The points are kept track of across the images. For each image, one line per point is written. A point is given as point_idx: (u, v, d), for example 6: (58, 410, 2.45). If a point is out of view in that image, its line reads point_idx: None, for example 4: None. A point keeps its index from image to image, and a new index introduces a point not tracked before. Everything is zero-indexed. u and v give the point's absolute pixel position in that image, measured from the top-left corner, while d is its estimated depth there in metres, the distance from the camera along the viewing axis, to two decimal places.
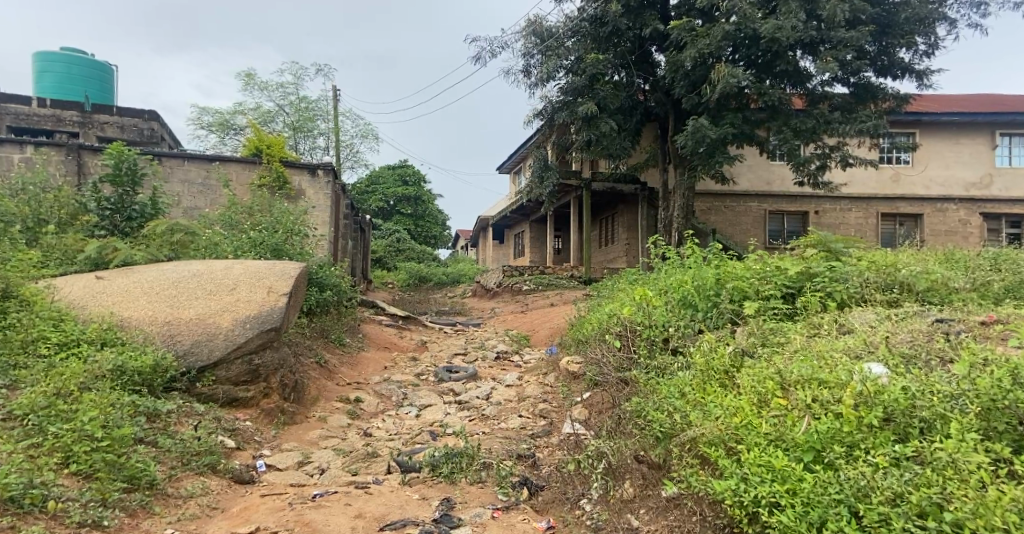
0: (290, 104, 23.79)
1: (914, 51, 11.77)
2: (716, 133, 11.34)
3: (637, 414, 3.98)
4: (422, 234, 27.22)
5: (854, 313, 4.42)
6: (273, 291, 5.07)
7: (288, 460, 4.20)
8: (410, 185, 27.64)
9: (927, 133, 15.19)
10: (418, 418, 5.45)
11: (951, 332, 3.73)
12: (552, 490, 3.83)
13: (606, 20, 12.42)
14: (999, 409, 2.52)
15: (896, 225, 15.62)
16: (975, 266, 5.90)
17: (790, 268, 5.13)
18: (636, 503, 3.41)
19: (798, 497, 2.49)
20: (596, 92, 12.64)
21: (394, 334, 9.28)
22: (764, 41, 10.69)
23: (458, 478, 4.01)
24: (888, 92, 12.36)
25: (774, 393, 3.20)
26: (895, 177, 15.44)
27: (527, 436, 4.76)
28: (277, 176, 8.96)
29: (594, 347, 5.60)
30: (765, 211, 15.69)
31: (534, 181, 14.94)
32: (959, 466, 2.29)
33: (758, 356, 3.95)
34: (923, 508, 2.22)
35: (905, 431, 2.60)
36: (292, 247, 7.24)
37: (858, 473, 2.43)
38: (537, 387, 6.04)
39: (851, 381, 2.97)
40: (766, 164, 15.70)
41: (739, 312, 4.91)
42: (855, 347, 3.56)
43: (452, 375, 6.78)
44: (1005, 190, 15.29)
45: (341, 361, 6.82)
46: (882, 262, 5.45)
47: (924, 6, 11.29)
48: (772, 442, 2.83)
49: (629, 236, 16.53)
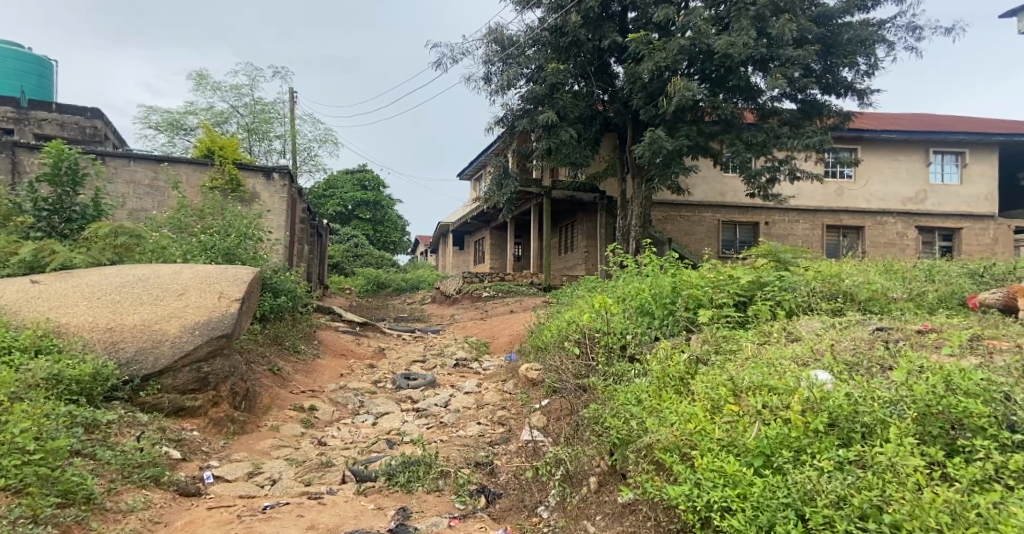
0: (244, 105, 23.16)
1: (856, 70, 12.25)
2: (671, 144, 11.60)
3: (595, 421, 4.04)
4: (380, 239, 26.92)
5: (802, 321, 4.58)
6: (223, 297, 4.91)
7: (237, 471, 4.08)
8: (370, 190, 27.26)
9: (868, 149, 15.86)
10: (374, 427, 5.36)
11: (891, 341, 3.87)
12: (510, 498, 3.82)
13: (565, 30, 12.60)
14: (932, 414, 2.62)
15: (840, 237, 16.23)
16: (912, 277, 6.19)
17: (742, 277, 5.29)
18: (593, 509, 3.44)
19: (748, 501, 2.55)
20: (556, 101, 12.76)
21: (350, 341, 9.09)
22: (718, 55, 10.99)
23: (415, 486, 3.96)
24: (832, 109, 12.85)
25: (726, 399, 3.29)
26: (840, 191, 16.03)
27: (485, 444, 4.76)
28: (229, 179, 8.73)
29: (553, 354, 5.61)
30: (719, 222, 16.12)
31: (493, 189, 14.95)
32: (897, 469, 2.38)
33: (711, 363, 4.04)
34: (865, 510, 2.28)
35: (848, 436, 2.70)
36: (244, 252, 7.05)
37: (805, 477, 2.50)
38: (496, 394, 6.05)
39: (799, 387, 3.08)
40: (719, 175, 16.13)
41: (694, 320, 5.05)
42: (803, 355, 3.68)
43: (411, 382, 6.71)
44: (939, 205, 16.00)
45: (295, 369, 6.67)
46: (826, 273, 5.70)
47: (865, 28, 11.81)
48: (725, 447, 2.90)
49: (588, 244, 16.72)
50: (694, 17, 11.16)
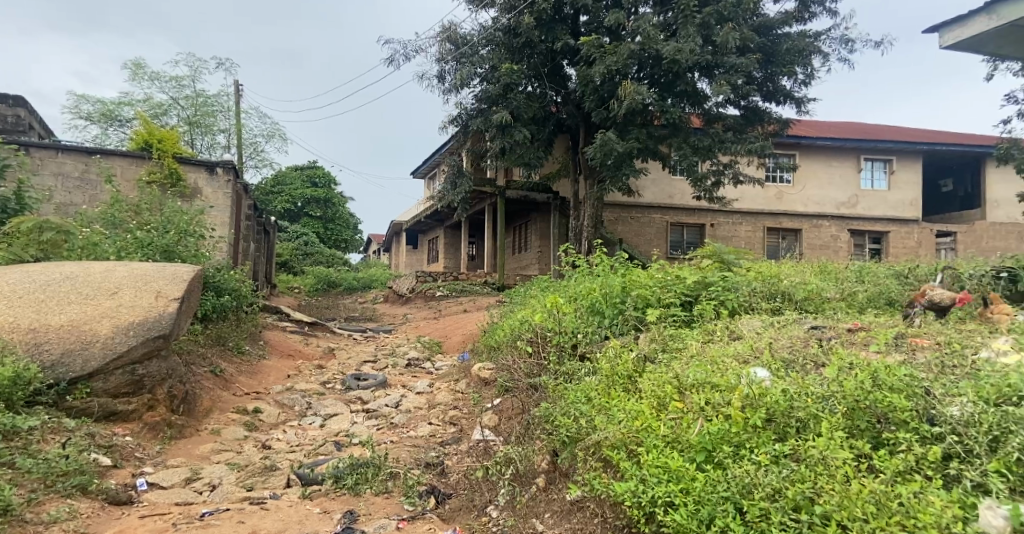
0: (185, 97, 22.31)
1: (794, 79, 12.73)
2: (622, 146, 11.78)
3: (545, 419, 4.06)
4: (331, 237, 26.39)
5: (743, 321, 4.70)
6: (161, 296, 4.70)
7: (174, 477, 3.92)
8: (320, 187, 26.71)
9: (806, 155, 16.53)
10: (322, 429, 5.24)
11: (823, 338, 4.02)
12: (460, 498, 3.80)
13: (519, 31, 12.64)
14: (861, 409, 2.74)
15: (779, 239, 16.82)
16: (846, 277, 6.46)
17: (688, 277, 5.41)
18: (542, 507, 3.46)
19: (691, 495, 2.61)
20: (510, 101, 12.77)
21: (298, 341, 8.87)
22: (666, 61, 11.23)
23: (363, 489, 3.89)
24: (773, 116, 13.31)
25: (672, 396, 3.36)
26: (780, 195, 16.63)
27: (436, 444, 4.72)
28: (168, 173, 8.41)
29: (506, 353, 5.61)
30: (667, 223, 16.47)
31: (447, 188, 14.85)
32: (828, 462, 2.47)
33: (658, 361, 4.13)
34: (798, 502, 2.36)
35: (784, 431, 2.80)
36: (185, 249, 6.77)
37: (743, 471, 2.57)
38: (448, 394, 6.00)
39: (739, 384, 3.18)
40: (668, 177, 16.49)
41: (642, 319, 5.14)
42: (743, 353, 3.79)
43: (361, 383, 6.58)
44: (869, 210, 16.75)
45: (239, 370, 6.47)
46: (767, 273, 5.91)
47: (802, 39, 12.29)
48: (669, 443, 2.96)
49: (542, 244, 16.81)
50: (643, 23, 11.38)
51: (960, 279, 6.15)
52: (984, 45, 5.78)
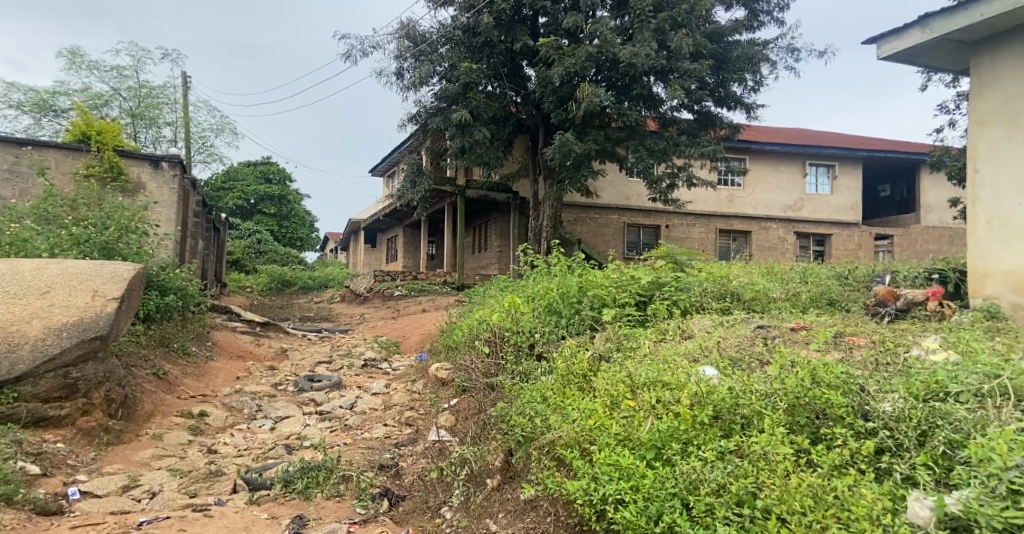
0: (127, 88, 21.45)
1: (744, 86, 13.08)
2: (580, 147, 11.88)
3: (501, 419, 4.05)
4: (286, 235, 25.79)
5: (694, 320, 4.78)
6: (98, 295, 4.49)
7: (110, 484, 3.75)
8: (274, 183, 26.10)
9: (755, 159, 17.01)
10: (272, 432, 5.10)
11: (768, 337, 4.13)
12: (414, 500, 3.75)
13: (478, 30, 12.60)
14: (802, 405, 2.81)
15: (731, 240, 17.25)
16: (793, 278, 6.67)
17: (642, 278, 5.47)
18: (495, 507, 3.43)
19: (640, 492, 2.62)
20: (469, 100, 12.71)
21: (249, 341, 8.62)
22: (623, 65, 11.38)
23: (314, 493, 3.80)
24: (724, 121, 13.65)
25: (624, 394, 3.39)
26: (731, 197, 17.05)
27: (391, 446, 4.64)
28: (108, 167, 8.07)
29: (464, 353, 5.58)
30: (624, 224, 16.70)
31: (406, 186, 14.68)
32: (769, 457, 2.52)
33: (613, 360, 4.16)
34: (741, 497, 2.41)
35: (730, 427, 2.86)
36: (126, 246, 6.49)
37: (690, 468, 2.60)
38: (405, 394, 5.92)
39: (688, 382, 3.23)
40: (625, 179, 16.72)
41: (598, 318, 5.17)
42: (693, 351, 3.86)
43: (314, 385, 6.43)
44: (814, 213, 17.34)
45: (184, 372, 6.24)
46: (718, 273, 6.05)
47: (752, 47, 12.63)
48: (621, 441, 2.98)
49: (501, 244, 16.80)
50: (600, 26, 11.51)
51: (897, 279, 6.43)
52: (918, 56, 6.06)
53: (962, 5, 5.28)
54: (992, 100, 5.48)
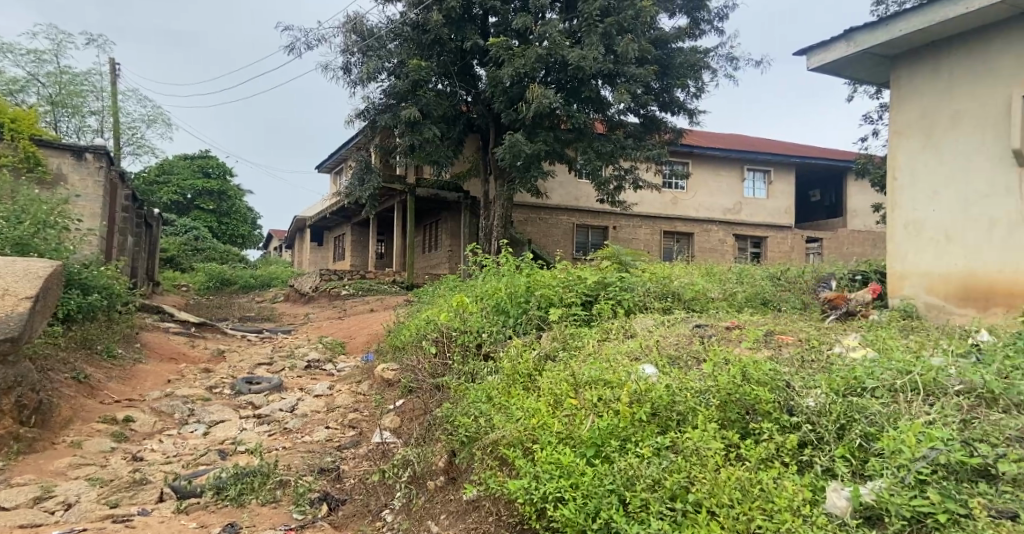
0: (47, 74, 20.25)
1: (687, 92, 13.40)
2: (530, 148, 11.91)
3: (447, 420, 3.98)
4: (226, 232, 24.90)
5: (637, 320, 4.84)
6: (10, 295, 4.19)
7: (19, 497, 3.50)
8: (212, 178, 25.17)
9: (697, 164, 17.47)
10: (205, 437, 4.88)
11: (705, 336, 4.22)
12: (354, 503, 3.64)
13: (427, 28, 12.46)
14: (733, 401, 2.87)
15: (674, 242, 17.65)
16: (732, 279, 6.87)
17: (589, 278, 5.51)
18: (437, 509, 3.37)
19: (579, 489, 2.60)
20: (419, 97, 12.55)
21: (183, 343, 8.24)
22: (571, 68, 11.47)
23: (248, 499, 3.64)
24: (668, 125, 13.95)
25: (567, 393, 3.39)
26: (675, 200, 17.45)
27: (333, 449, 4.51)
28: (24, 157, 7.58)
29: (411, 354, 5.48)
30: (573, 224, 16.86)
31: (354, 184, 14.38)
32: (701, 452, 2.57)
33: (558, 360, 4.17)
34: (674, 491, 2.44)
35: (666, 424, 2.89)
36: (44, 242, 6.10)
37: (627, 464, 2.61)
38: (349, 396, 5.78)
39: (627, 381, 3.26)
40: (574, 181, 16.88)
41: (545, 317, 5.17)
42: (634, 350, 3.90)
43: (253, 387, 6.20)
44: (751, 216, 17.95)
45: (108, 376, 5.91)
46: (661, 274, 6.16)
47: (694, 54, 12.97)
48: (562, 440, 2.97)
49: (452, 243, 16.67)
50: (550, 28, 11.57)
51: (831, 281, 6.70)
52: (844, 68, 6.33)
53: (882, 20, 5.55)
54: (909, 113, 5.77)
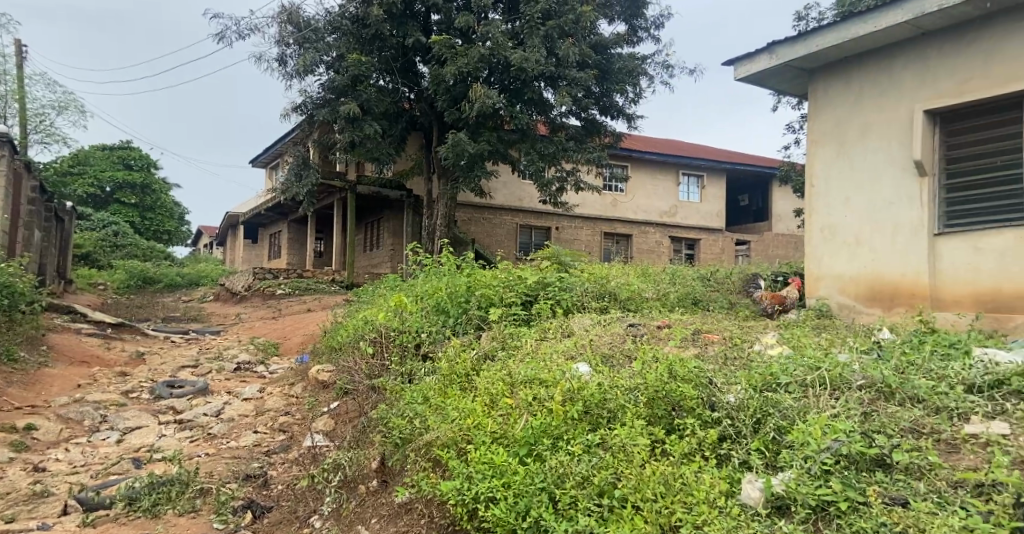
0: None
1: (626, 97, 13.69)
2: (473, 148, 11.89)
3: (381, 422, 3.92)
4: (149, 227, 23.76)
5: (575, 319, 4.92)
6: None
7: None
8: (134, 170, 23.93)
9: (636, 167, 17.89)
10: (118, 445, 4.61)
11: (636, 335, 4.32)
12: (281, 510, 3.53)
13: (367, 22, 12.24)
14: (660, 398, 2.96)
15: (614, 243, 17.98)
16: (666, 280, 7.06)
17: (529, 278, 5.54)
18: (369, 513, 3.30)
19: (511, 489, 2.59)
20: (359, 93, 12.30)
21: (97, 345, 7.77)
22: (514, 69, 11.52)
23: (163, 510, 3.48)
24: (608, 129, 14.22)
25: (502, 393, 3.39)
26: (615, 202, 17.80)
27: (260, 454, 4.35)
28: None
29: (347, 355, 5.36)
30: (517, 225, 16.93)
31: (291, 179, 13.95)
32: (628, 449, 2.63)
33: (496, 359, 4.18)
34: (602, 488, 2.49)
35: (597, 422, 2.94)
36: None
37: (558, 462, 2.63)
38: (280, 399, 5.60)
39: (562, 380, 3.30)
40: (518, 181, 16.97)
41: (485, 317, 5.16)
42: (569, 349, 3.95)
43: (174, 391, 5.91)
44: (686, 219, 18.53)
45: (8, 381, 5.50)
46: (598, 274, 6.28)
47: (632, 60, 13.27)
48: (496, 440, 2.96)
49: (394, 242, 16.42)
50: (492, 29, 11.59)
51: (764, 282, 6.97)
52: (767, 79, 6.61)
53: (801, 35, 5.83)
54: (825, 123, 6.08)
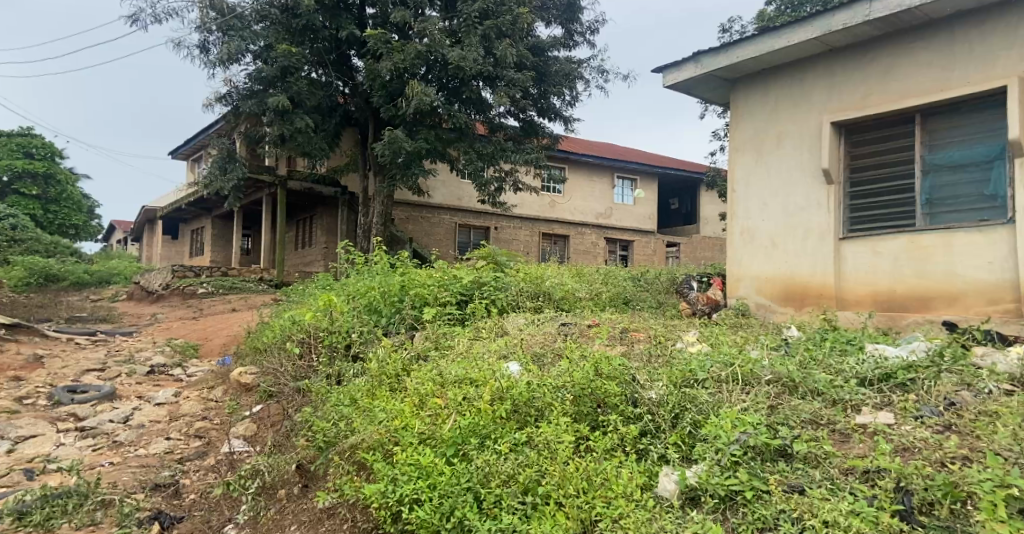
0: None
1: (563, 99, 13.84)
2: (410, 146, 11.72)
3: (306, 426, 3.79)
4: (54, 220, 22.20)
5: (509, 318, 4.93)
6: None
7: None
8: (36, 159, 22.27)
9: (573, 168, 18.14)
10: (9, 455, 4.26)
11: (567, 334, 4.37)
12: (192, 521, 3.35)
13: (298, 12, 11.85)
14: (586, 396, 3.00)
15: (551, 244, 18.13)
16: (598, 280, 7.18)
17: (464, 277, 5.51)
18: (288, 519, 3.19)
19: (435, 490, 2.55)
20: (289, 85, 11.89)
21: None
22: (451, 67, 11.44)
23: (58, 524, 3.24)
24: (545, 131, 14.34)
25: (430, 394, 3.34)
26: (552, 203, 17.97)
27: (172, 462, 4.12)
28: None
29: (272, 356, 5.16)
30: (456, 224, 16.83)
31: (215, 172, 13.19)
32: (552, 445, 2.65)
33: (428, 360, 4.12)
34: (526, 485, 2.49)
35: (524, 420, 2.95)
36: None
37: (483, 461, 2.62)
38: (198, 403, 5.32)
39: (491, 379, 3.28)
40: (456, 180, 16.88)
41: (419, 317, 5.09)
42: (500, 348, 3.95)
43: (76, 396, 5.52)
44: (619, 221, 18.98)
45: None
46: (532, 274, 6.31)
47: (569, 63, 13.46)
48: (423, 441, 2.91)
49: (327, 240, 15.97)
50: (429, 25, 11.48)
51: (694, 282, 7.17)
52: (694, 88, 6.83)
53: (724, 47, 6.05)
54: (745, 132, 6.34)
